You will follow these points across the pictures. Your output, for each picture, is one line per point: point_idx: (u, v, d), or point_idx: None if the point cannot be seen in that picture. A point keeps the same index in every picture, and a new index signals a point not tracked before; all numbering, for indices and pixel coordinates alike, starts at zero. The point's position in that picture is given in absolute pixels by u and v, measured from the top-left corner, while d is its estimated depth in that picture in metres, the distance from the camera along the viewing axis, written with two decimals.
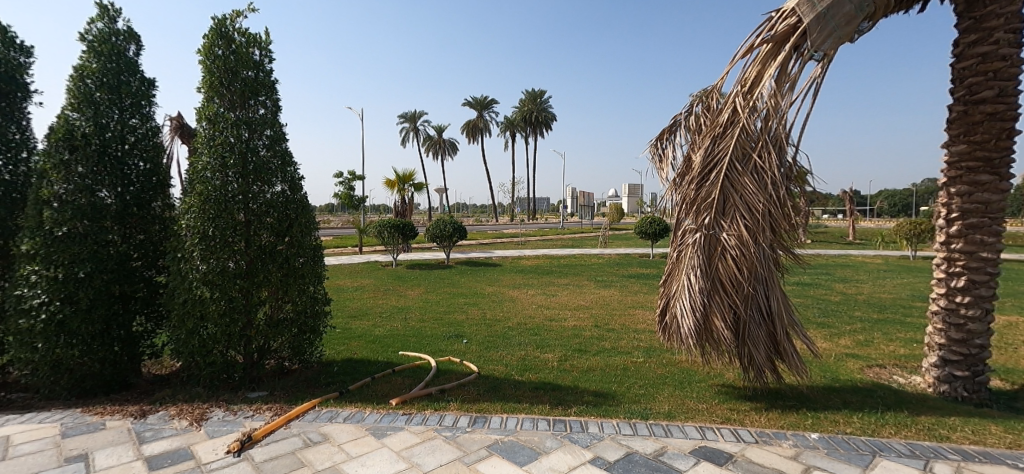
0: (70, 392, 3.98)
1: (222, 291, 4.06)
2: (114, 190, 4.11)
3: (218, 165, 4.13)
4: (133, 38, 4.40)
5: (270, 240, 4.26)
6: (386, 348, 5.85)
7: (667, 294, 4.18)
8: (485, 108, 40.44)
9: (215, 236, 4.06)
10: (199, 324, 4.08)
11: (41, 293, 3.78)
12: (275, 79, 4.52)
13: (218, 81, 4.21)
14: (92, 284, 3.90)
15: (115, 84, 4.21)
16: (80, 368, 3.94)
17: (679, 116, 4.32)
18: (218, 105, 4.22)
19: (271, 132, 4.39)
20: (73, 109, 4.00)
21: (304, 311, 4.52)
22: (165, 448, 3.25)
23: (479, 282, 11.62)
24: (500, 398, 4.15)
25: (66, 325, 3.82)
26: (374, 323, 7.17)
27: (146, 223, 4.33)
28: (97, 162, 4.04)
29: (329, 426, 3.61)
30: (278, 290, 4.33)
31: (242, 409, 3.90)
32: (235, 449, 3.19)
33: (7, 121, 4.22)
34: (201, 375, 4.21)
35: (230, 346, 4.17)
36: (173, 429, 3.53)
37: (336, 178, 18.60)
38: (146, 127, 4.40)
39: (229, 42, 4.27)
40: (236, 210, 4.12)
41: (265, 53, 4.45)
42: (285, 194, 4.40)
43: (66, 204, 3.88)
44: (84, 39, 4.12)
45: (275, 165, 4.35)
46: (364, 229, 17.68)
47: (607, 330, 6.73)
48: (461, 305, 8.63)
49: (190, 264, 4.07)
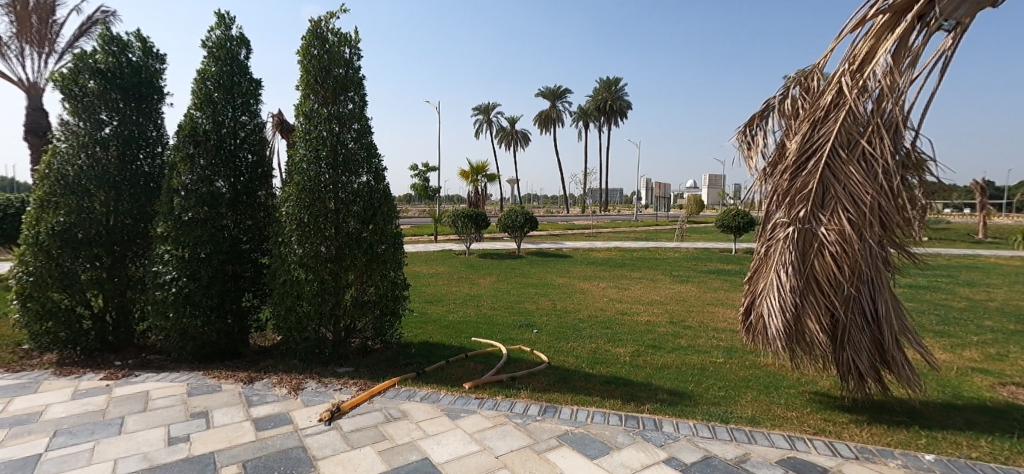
0: (193, 356, 4.56)
1: (315, 273, 4.43)
2: (228, 179, 4.60)
3: (313, 157, 4.47)
4: (244, 43, 4.85)
5: (356, 227, 4.57)
6: (460, 333, 6.06)
7: (752, 291, 3.92)
8: (558, 98, 40.02)
9: (309, 222, 4.41)
10: (296, 302, 4.47)
11: (172, 270, 4.35)
12: (363, 76, 4.79)
13: (314, 79, 4.53)
14: (210, 263, 4.42)
15: (229, 85, 4.68)
16: (201, 337, 4.50)
17: (771, 100, 4.00)
18: (313, 101, 4.55)
19: (358, 125, 4.66)
20: (197, 108, 4.52)
21: (385, 294, 4.80)
22: (268, 412, 3.63)
23: (551, 273, 11.60)
24: (571, 389, 4.14)
25: (189, 298, 4.37)
26: (448, 309, 7.44)
27: (253, 210, 4.81)
28: (215, 155, 4.54)
29: (407, 404, 3.82)
30: (363, 273, 4.64)
31: (332, 382, 4.24)
32: (327, 418, 3.49)
33: (146, 120, 4.87)
34: (297, 349, 4.62)
35: (321, 324, 4.55)
36: (275, 395, 3.93)
37: (412, 170, 19.38)
38: (255, 123, 4.87)
39: (323, 42, 4.59)
40: (327, 199, 4.45)
41: (354, 51, 4.72)
42: (370, 184, 4.67)
43: (191, 192, 4.41)
44: (205, 46, 4.63)
45: (362, 157, 4.63)
46: (438, 218, 18.27)
47: (684, 328, 6.45)
48: (532, 295, 8.69)
49: (289, 248, 4.45)
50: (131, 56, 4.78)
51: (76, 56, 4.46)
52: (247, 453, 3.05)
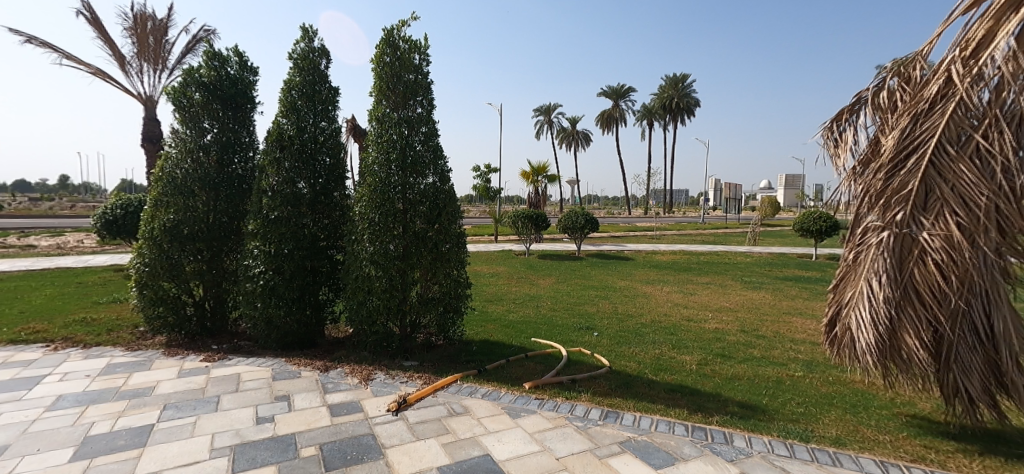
0: (277, 344, 4.94)
1: (384, 270, 4.64)
2: (308, 181, 4.93)
3: (384, 160, 4.68)
4: (325, 54, 5.18)
5: (423, 226, 4.73)
6: (519, 333, 6.10)
7: (838, 300, 3.62)
8: (622, 97, 39.16)
9: (380, 221, 4.63)
10: (366, 297, 4.71)
11: (259, 264, 4.73)
12: (431, 80, 4.94)
13: (386, 85, 4.76)
14: (292, 258, 4.76)
15: (312, 93, 5.02)
16: (283, 326, 4.86)
17: (864, 92, 3.66)
18: (385, 106, 4.78)
19: (426, 129, 4.82)
20: (283, 115, 4.89)
21: (449, 292, 4.93)
22: (342, 399, 3.85)
23: (611, 275, 11.37)
24: (634, 395, 4.04)
25: (274, 290, 4.73)
26: (508, 308, 7.51)
27: (330, 209, 5.13)
28: (297, 158, 4.88)
29: (469, 400, 3.90)
30: (428, 271, 4.80)
31: (398, 374, 4.42)
32: (394, 408, 3.64)
33: (240, 127, 5.36)
34: (368, 341, 4.87)
35: (389, 318, 4.76)
36: (347, 384, 4.16)
37: (474, 171, 19.76)
38: (333, 128, 5.18)
39: (395, 49, 4.79)
40: (396, 199, 4.65)
41: (424, 57, 4.89)
42: (435, 185, 4.81)
43: (277, 193, 4.78)
44: (291, 58, 5.00)
45: (428, 159, 4.79)
46: (499, 219, 18.49)
47: (756, 337, 6.08)
48: (592, 297, 8.56)
49: (361, 246, 4.70)
50: (229, 70, 5.27)
51: (184, 71, 4.98)
52: (323, 436, 3.26)
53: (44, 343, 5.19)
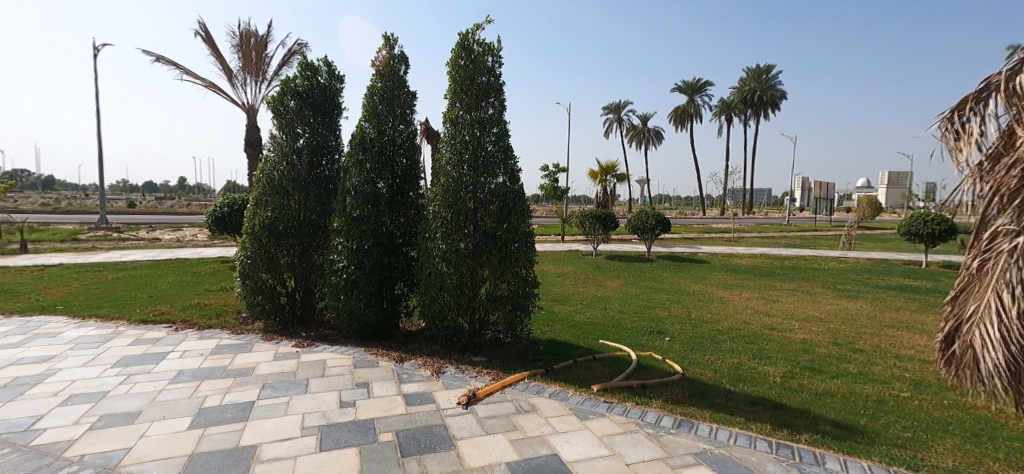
0: (357, 334, 5.26)
1: (455, 268, 4.77)
2: (387, 181, 5.20)
3: (456, 160, 4.81)
4: (404, 60, 5.43)
5: (493, 225, 4.80)
6: (587, 334, 6.00)
7: (958, 314, 3.18)
8: (699, 91, 37.29)
9: (452, 220, 4.76)
10: (438, 293, 4.87)
11: (342, 258, 5.06)
12: (503, 82, 4.99)
13: (460, 87, 4.89)
14: (371, 254, 5.04)
15: (392, 98, 5.28)
16: (362, 318, 5.16)
17: (997, 76, 3.07)
18: (459, 108, 4.91)
19: (497, 129, 4.88)
20: (366, 120, 5.19)
21: (517, 291, 4.96)
22: (415, 390, 4.02)
23: (685, 278, 10.86)
24: (710, 405, 3.83)
25: (355, 284, 5.03)
26: (575, 309, 7.43)
27: (407, 208, 5.36)
28: (378, 160, 5.16)
29: (537, 398, 3.91)
30: (497, 270, 4.86)
31: (468, 369, 4.53)
32: (464, 402, 3.74)
33: (328, 131, 5.76)
34: (439, 336, 5.03)
35: (460, 314, 4.89)
36: (420, 375, 4.34)
37: (543, 171, 19.75)
38: (410, 130, 5.41)
39: (470, 52, 4.90)
40: (467, 198, 4.76)
41: (497, 58, 4.95)
42: (506, 185, 4.85)
43: (359, 192, 5.08)
44: (374, 65, 5.29)
45: (499, 159, 4.84)
46: (566, 219, 18.34)
47: (851, 351, 5.53)
48: (664, 301, 8.23)
49: (434, 243, 4.86)
50: (320, 79, 5.69)
51: (282, 81, 5.44)
52: (398, 424, 3.41)
53: (165, 323, 5.91)
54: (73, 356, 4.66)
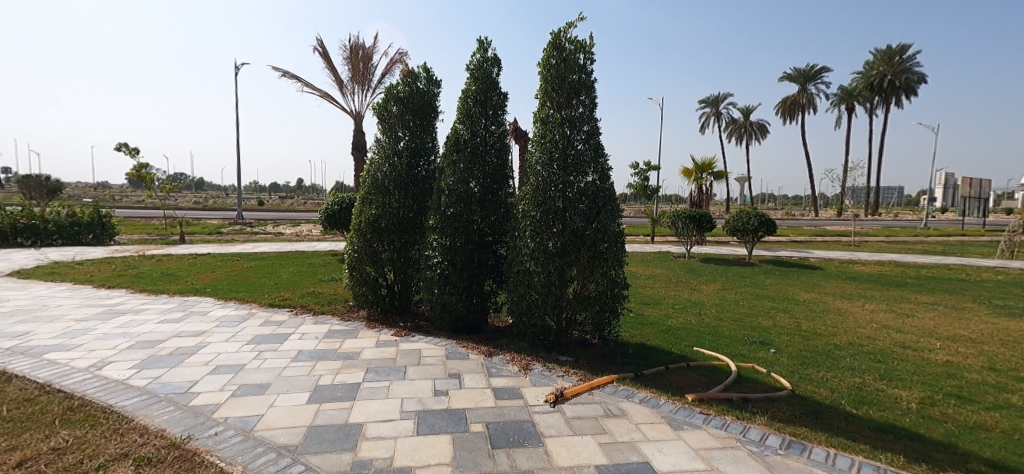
0: (448, 327, 5.51)
1: (544, 266, 4.80)
2: (479, 181, 5.38)
3: (546, 159, 4.84)
4: (497, 62, 5.55)
5: (581, 225, 4.75)
6: (680, 340, 5.71)
7: None
8: (813, 79, 33.66)
9: (541, 219, 4.81)
10: (526, 291, 4.94)
11: (437, 254, 5.33)
12: (594, 79, 4.91)
13: (551, 87, 4.90)
14: (463, 251, 5.25)
15: (484, 100, 5.44)
16: (454, 311, 5.40)
17: None
18: (549, 107, 4.93)
19: (588, 127, 4.82)
20: (460, 121, 5.41)
21: (605, 291, 4.86)
22: (504, 384, 4.12)
23: (793, 286, 9.89)
24: (825, 428, 3.46)
25: (448, 279, 5.28)
26: (666, 313, 7.10)
27: (497, 207, 5.50)
28: (471, 160, 5.36)
29: (626, 403, 3.80)
30: (585, 269, 4.81)
31: (555, 368, 4.53)
32: (552, 400, 3.75)
33: (425, 134, 6.09)
34: (526, 333, 5.10)
35: (547, 313, 4.92)
36: (508, 371, 4.43)
37: (633, 169, 19.09)
38: (502, 130, 5.53)
39: (562, 51, 4.89)
40: (556, 197, 4.77)
41: (588, 56, 4.89)
42: (596, 183, 4.78)
43: (452, 192, 5.32)
44: (468, 69, 5.48)
45: (589, 157, 4.78)
46: (658, 218, 17.57)
47: (1012, 380, 4.66)
48: (768, 309, 7.57)
49: (523, 242, 4.94)
50: (419, 84, 6.03)
51: (386, 88, 5.86)
52: (488, 416, 3.52)
53: (287, 308, 6.66)
54: (217, 333, 5.44)
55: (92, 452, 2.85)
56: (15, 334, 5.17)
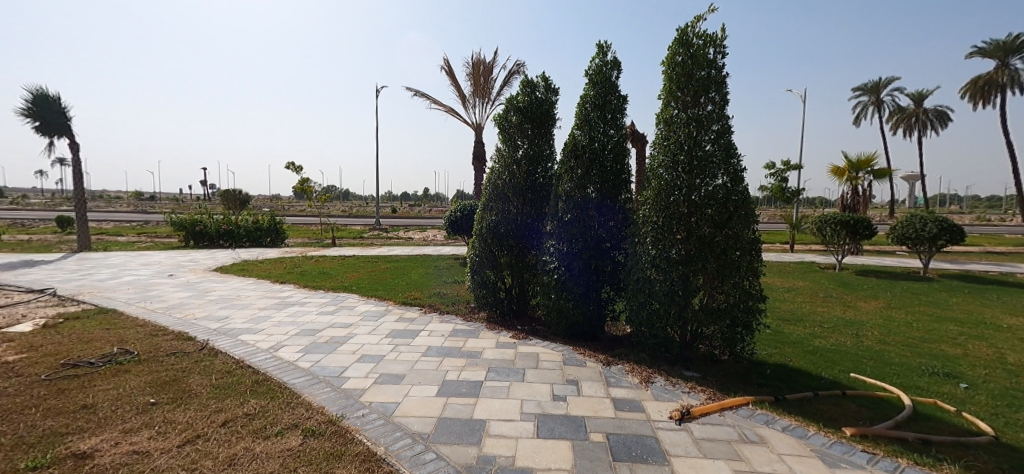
0: (565, 333, 5.51)
1: (666, 275, 4.56)
2: (597, 186, 5.30)
3: (670, 162, 4.60)
4: (617, 65, 5.42)
5: (709, 231, 4.41)
6: (832, 364, 4.99)
7: None
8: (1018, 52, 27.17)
9: (664, 225, 4.58)
10: (647, 300, 4.73)
11: (554, 260, 5.38)
12: (726, 74, 4.54)
13: (676, 85, 4.65)
14: (581, 257, 5.22)
15: (604, 104, 5.35)
16: (571, 318, 5.39)
17: None
18: (674, 107, 4.68)
19: (718, 126, 4.46)
20: (578, 127, 5.41)
21: (738, 304, 4.44)
22: (624, 395, 3.98)
23: (990, 307, 8.04)
24: None
25: (565, 284, 5.30)
26: (813, 332, 6.26)
27: (615, 213, 5.37)
28: (589, 166, 5.30)
29: (765, 429, 3.42)
30: (713, 278, 4.44)
31: (680, 383, 4.26)
32: (678, 417, 3.53)
33: (543, 141, 6.18)
34: (646, 344, 4.89)
35: (670, 324, 4.65)
36: (629, 382, 4.27)
37: (769, 170, 17.20)
38: (621, 134, 5.39)
39: (689, 47, 4.61)
40: (681, 202, 4.50)
41: (719, 49, 4.53)
42: (727, 186, 4.40)
43: (570, 198, 5.33)
44: (587, 74, 5.45)
45: (719, 158, 4.42)
46: (800, 224, 15.60)
47: None
48: (954, 335, 6.25)
49: (643, 248, 4.76)
50: (538, 93, 6.15)
51: (507, 99, 6.10)
52: (609, 426, 3.44)
53: (418, 306, 7.26)
54: (362, 325, 6.13)
55: (272, 420, 3.40)
56: (218, 317, 6.41)
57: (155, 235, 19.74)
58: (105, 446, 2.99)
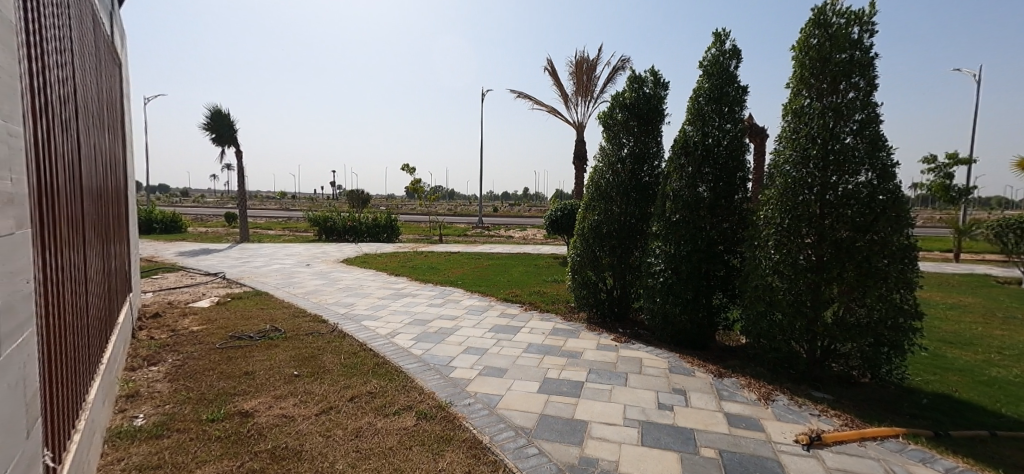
0: (671, 339, 5.25)
1: (792, 283, 4.11)
2: (709, 185, 4.95)
3: (800, 158, 4.13)
4: (736, 54, 5.01)
5: (848, 235, 3.89)
6: (1014, 399, 4.11)
7: None
8: None
9: (790, 227, 4.14)
10: (767, 309, 4.32)
11: (661, 262, 5.14)
12: (875, 56, 3.95)
13: (809, 72, 4.17)
14: (690, 260, 4.93)
15: (719, 96, 4.98)
16: (678, 324, 5.11)
17: None
18: (805, 96, 4.20)
19: (862, 116, 3.91)
20: (689, 123, 5.10)
21: (883, 320, 3.85)
22: (740, 411, 3.68)
23: None
24: None
25: (672, 288, 5.05)
26: (985, 359, 5.21)
27: (730, 213, 4.97)
28: (702, 163, 4.98)
29: (920, 468, 2.93)
30: (852, 289, 3.90)
31: (807, 404, 3.82)
32: (805, 442, 3.17)
33: (650, 139, 5.94)
34: (766, 357, 4.47)
35: (796, 338, 4.19)
36: (745, 397, 3.94)
37: (926, 165, 14.63)
38: (739, 129, 4.98)
39: (827, 28, 4.10)
40: (812, 202, 4.02)
41: (865, 28, 3.97)
42: (872, 184, 3.84)
43: (679, 197, 5.05)
44: (702, 66, 5.10)
45: (863, 152, 3.86)
46: (968, 229, 13.07)
47: None
48: None
49: (764, 253, 4.35)
50: (645, 88, 5.92)
51: (612, 96, 5.94)
52: (722, 443, 3.21)
53: (520, 303, 7.41)
54: (467, 318, 6.44)
55: (389, 400, 3.71)
56: (345, 304, 7.16)
57: (296, 229, 22.62)
58: (261, 407, 3.50)
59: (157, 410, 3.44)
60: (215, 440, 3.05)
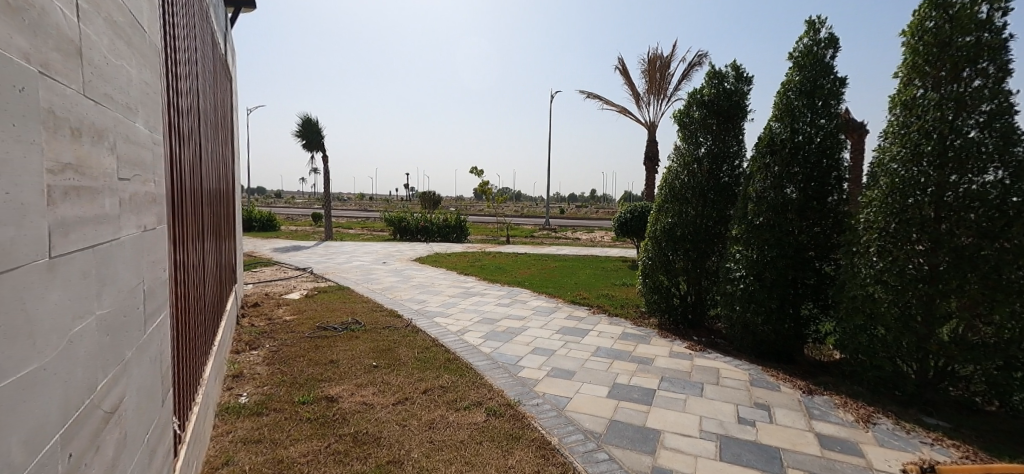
0: (754, 350, 4.93)
1: (898, 294, 3.69)
2: (799, 185, 4.58)
3: (911, 154, 3.70)
4: (833, 42, 4.57)
5: (971, 241, 3.42)
6: None
7: None
8: None
9: (897, 232, 3.73)
10: (868, 323, 3.93)
11: (742, 268, 4.85)
12: (1009, 36, 3.45)
13: (923, 59, 3.73)
14: (775, 267, 4.60)
15: (812, 89, 4.59)
16: (761, 334, 4.79)
17: None
18: (919, 86, 3.77)
19: (991, 106, 3.44)
20: (776, 119, 4.78)
21: (1017, 340, 3.34)
22: (834, 433, 3.37)
23: None
24: None
25: (754, 296, 4.73)
26: None
27: (823, 216, 4.56)
28: (790, 162, 4.63)
29: None
30: (976, 303, 3.43)
31: (916, 430, 3.42)
32: None
33: (731, 137, 5.61)
34: (865, 375, 4.06)
35: (904, 355, 3.76)
36: (839, 418, 3.61)
37: None
38: (835, 124, 4.57)
39: (947, 8, 3.64)
40: (926, 204, 3.58)
41: (997, 5, 3.48)
42: (1003, 184, 3.37)
43: (763, 199, 4.73)
44: (792, 57, 4.72)
45: (992, 147, 3.39)
46: None
47: None
48: None
49: (865, 260, 3.96)
50: (726, 84, 5.61)
51: (690, 93, 5.69)
52: (813, 465, 2.96)
53: (588, 306, 7.33)
54: (534, 319, 6.47)
55: (460, 395, 3.81)
56: (418, 300, 7.48)
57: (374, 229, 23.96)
58: (345, 394, 3.75)
59: (258, 390, 3.80)
60: (306, 421, 3.30)
